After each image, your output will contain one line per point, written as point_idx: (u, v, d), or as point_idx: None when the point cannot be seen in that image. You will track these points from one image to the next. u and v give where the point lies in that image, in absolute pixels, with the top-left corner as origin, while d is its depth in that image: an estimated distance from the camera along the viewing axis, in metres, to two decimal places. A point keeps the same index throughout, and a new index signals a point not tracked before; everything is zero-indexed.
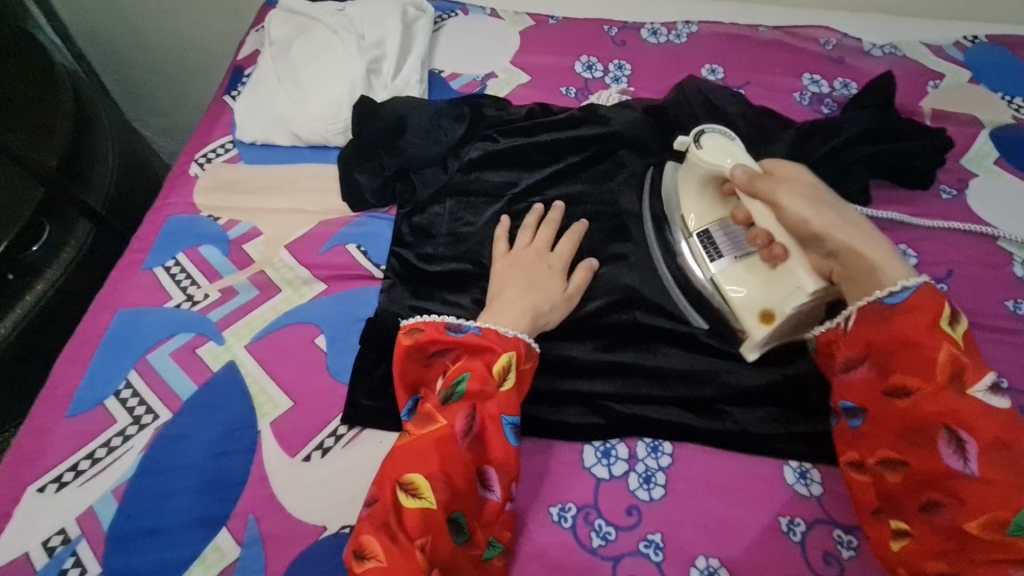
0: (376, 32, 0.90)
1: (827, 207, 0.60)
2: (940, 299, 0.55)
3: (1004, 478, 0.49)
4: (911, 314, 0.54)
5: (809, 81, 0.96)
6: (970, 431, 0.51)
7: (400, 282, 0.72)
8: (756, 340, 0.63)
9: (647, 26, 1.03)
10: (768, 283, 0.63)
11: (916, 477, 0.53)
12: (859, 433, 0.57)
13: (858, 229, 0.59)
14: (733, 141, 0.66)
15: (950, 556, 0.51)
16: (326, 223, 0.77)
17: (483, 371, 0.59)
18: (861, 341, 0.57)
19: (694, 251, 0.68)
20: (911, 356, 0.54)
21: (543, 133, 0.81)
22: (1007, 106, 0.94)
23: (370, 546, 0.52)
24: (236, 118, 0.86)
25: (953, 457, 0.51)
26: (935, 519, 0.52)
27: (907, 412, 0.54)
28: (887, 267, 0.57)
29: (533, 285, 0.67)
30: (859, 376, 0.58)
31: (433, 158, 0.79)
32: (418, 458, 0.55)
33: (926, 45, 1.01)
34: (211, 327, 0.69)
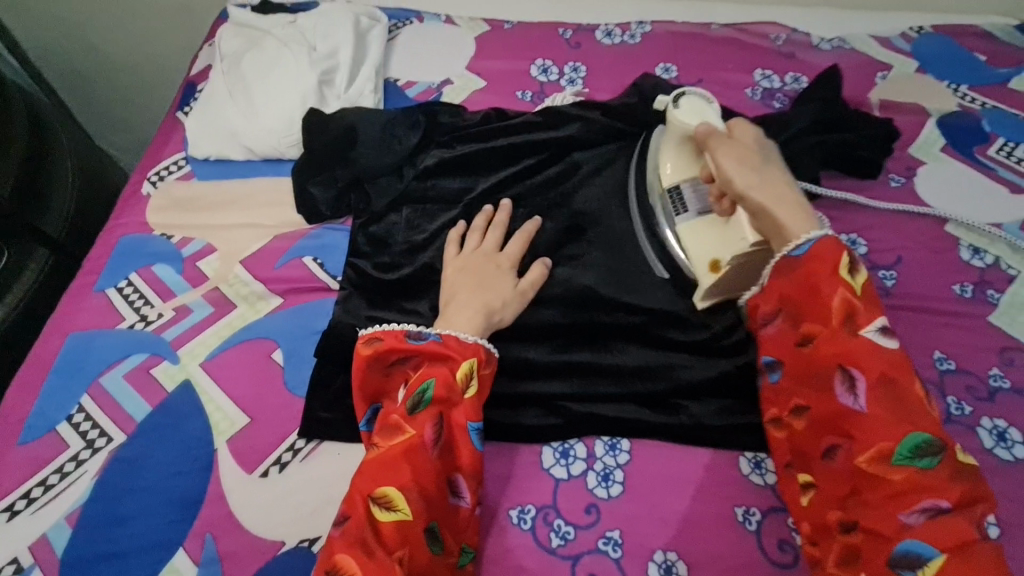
0: (328, 44, 0.90)
1: (755, 168, 0.59)
2: (841, 247, 0.55)
3: (890, 415, 0.51)
4: (811, 262, 0.56)
5: (760, 76, 0.98)
6: (860, 370, 0.52)
7: (356, 292, 0.72)
8: (704, 288, 0.67)
9: (601, 27, 1.03)
10: (718, 236, 0.65)
11: (818, 423, 0.55)
12: (775, 384, 0.59)
13: (778, 186, 0.59)
14: (710, 105, 0.67)
15: (848, 501, 0.52)
16: (282, 236, 0.77)
17: (447, 376, 0.59)
18: (775, 294, 0.59)
19: (663, 208, 0.71)
20: (812, 303, 0.55)
21: (500, 138, 0.82)
22: (953, 94, 0.97)
23: (344, 565, 0.49)
24: (188, 134, 0.85)
25: (845, 397, 0.53)
26: (835, 464, 0.54)
27: (810, 357, 0.56)
28: (800, 222, 0.57)
29: (485, 284, 0.67)
30: (774, 329, 0.60)
31: (387, 167, 0.79)
32: (391, 470, 0.54)
33: (873, 37, 1.03)
34: (166, 347, 0.69)
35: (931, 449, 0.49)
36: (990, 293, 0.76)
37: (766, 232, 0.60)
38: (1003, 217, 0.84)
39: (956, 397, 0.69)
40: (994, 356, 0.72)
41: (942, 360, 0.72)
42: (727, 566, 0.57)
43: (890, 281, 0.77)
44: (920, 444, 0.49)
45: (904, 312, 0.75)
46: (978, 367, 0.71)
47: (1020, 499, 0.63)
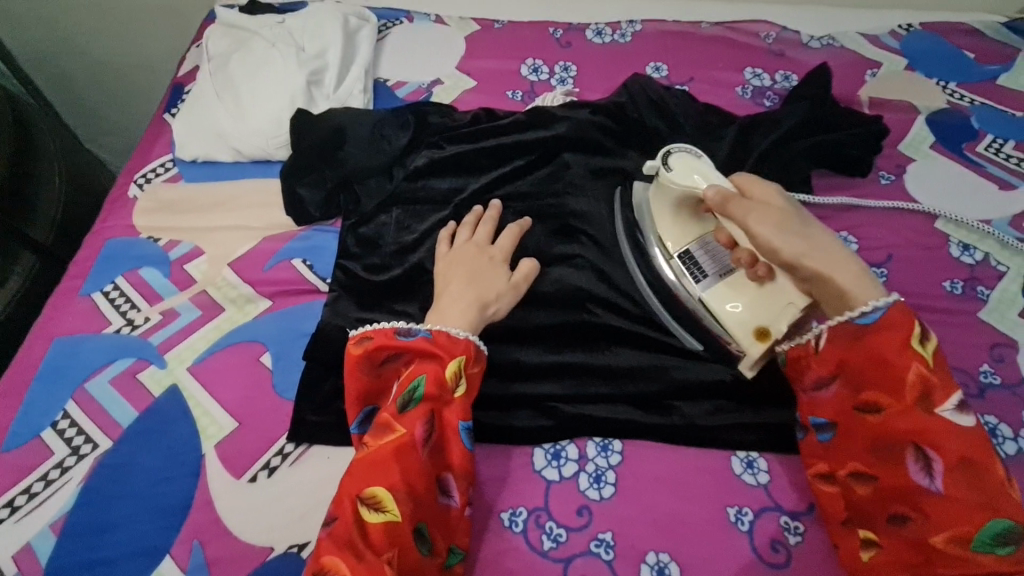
0: (316, 44, 0.89)
1: (797, 233, 0.57)
2: (911, 317, 0.54)
3: (971, 497, 0.49)
4: (885, 333, 0.54)
5: (751, 74, 0.98)
6: (938, 451, 0.51)
7: (346, 294, 0.71)
8: (750, 360, 0.62)
9: (591, 26, 1.03)
10: (760, 303, 0.61)
11: (886, 491, 0.53)
12: (828, 446, 0.57)
13: (827, 250, 0.56)
14: (701, 159, 0.64)
15: (917, 569, 0.51)
16: (271, 238, 0.76)
17: (438, 374, 0.58)
18: (833, 359, 0.57)
19: (676, 270, 0.66)
20: (884, 375, 0.53)
21: (491, 138, 0.81)
22: (942, 91, 0.97)
23: (331, 566, 0.49)
24: (175, 136, 0.85)
25: (920, 474, 0.51)
26: (902, 531, 0.52)
27: (878, 428, 0.54)
28: (864, 288, 0.55)
29: (475, 277, 0.67)
30: (831, 393, 0.57)
31: (377, 168, 0.79)
32: (380, 470, 0.53)
33: (863, 35, 1.04)
34: (152, 351, 0.68)
35: (1011, 536, 0.48)
36: (980, 290, 0.77)
37: (822, 298, 0.58)
38: (992, 214, 0.84)
39: None
40: (984, 353, 0.72)
41: None
42: (719, 567, 0.57)
43: (880, 278, 0.77)
44: (1002, 531, 0.48)
45: None
46: (968, 363, 0.71)
47: None
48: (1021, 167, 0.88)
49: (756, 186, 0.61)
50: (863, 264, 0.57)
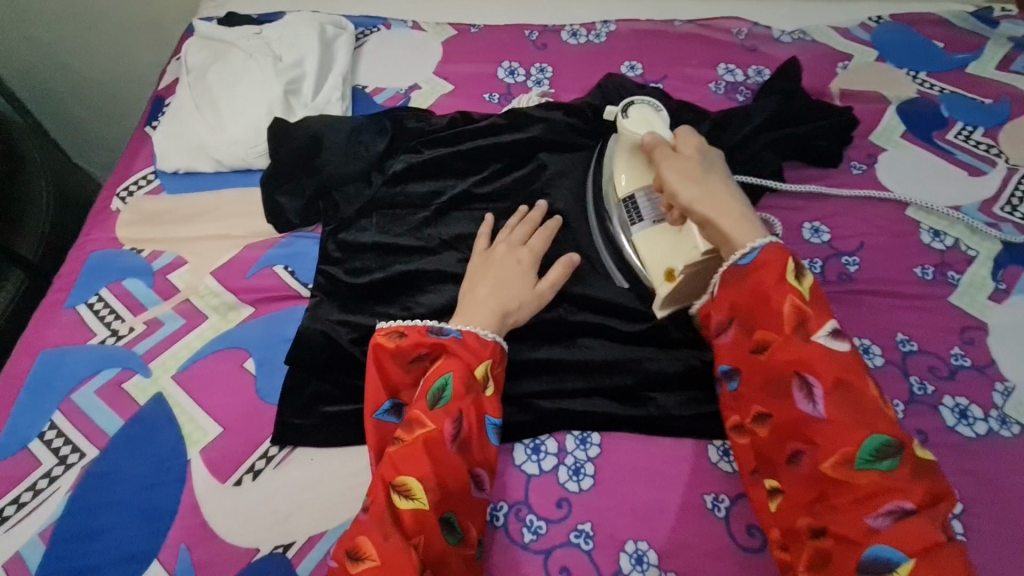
0: (294, 53, 0.90)
1: (701, 183, 0.61)
2: (786, 255, 0.56)
3: (850, 419, 0.51)
4: (760, 269, 0.56)
5: (724, 70, 1.00)
6: (816, 376, 0.52)
7: (327, 299, 0.72)
8: (661, 298, 0.65)
9: (566, 28, 1.05)
10: (671, 246, 0.65)
11: (780, 429, 0.54)
12: (736, 394, 0.58)
13: (723, 197, 0.60)
14: (658, 112, 0.69)
15: (816, 506, 0.52)
16: (252, 246, 0.78)
17: (465, 371, 0.60)
18: (725, 303, 0.59)
19: (620, 219, 0.71)
20: (765, 309, 0.55)
21: (467, 142, 0.83)
22: (912, 81, 0.99)
23: (364, 548, 0.52)
24: (156, 149, 0.86)
25: (804, 403, 0.52)
26: (800, 469, 0.53)
27: (766, 364, 0.55)
28: (742, 231, 0.58)
29: (503, 278, 0.68)
30: (728, 338, 0.59)
31: (355, 174, 0.80)
32: (410, 461, 0.55)
33: (833, 28, 1.05)
34: (138, 360, 0.69)
35: (890, 451, 0.49)
36: (950, 274, 0.78)
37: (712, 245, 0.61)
38: (962, 200, 0.85)
39: (919, 377, 0.71)
40: (955, 336, 0.74)
41: (904, 342, 0.73)
42: (696, 553, 0.58)
43: (853, 267, 0.79)
44: (880, 446, 0.49)
45: (867, 297, 0.77)
46: (939, 347, 0.73)
47: (979, 474, 0.65)
48: (990, 154, 0.90)
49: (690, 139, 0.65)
50: (751, 215, 0.60)
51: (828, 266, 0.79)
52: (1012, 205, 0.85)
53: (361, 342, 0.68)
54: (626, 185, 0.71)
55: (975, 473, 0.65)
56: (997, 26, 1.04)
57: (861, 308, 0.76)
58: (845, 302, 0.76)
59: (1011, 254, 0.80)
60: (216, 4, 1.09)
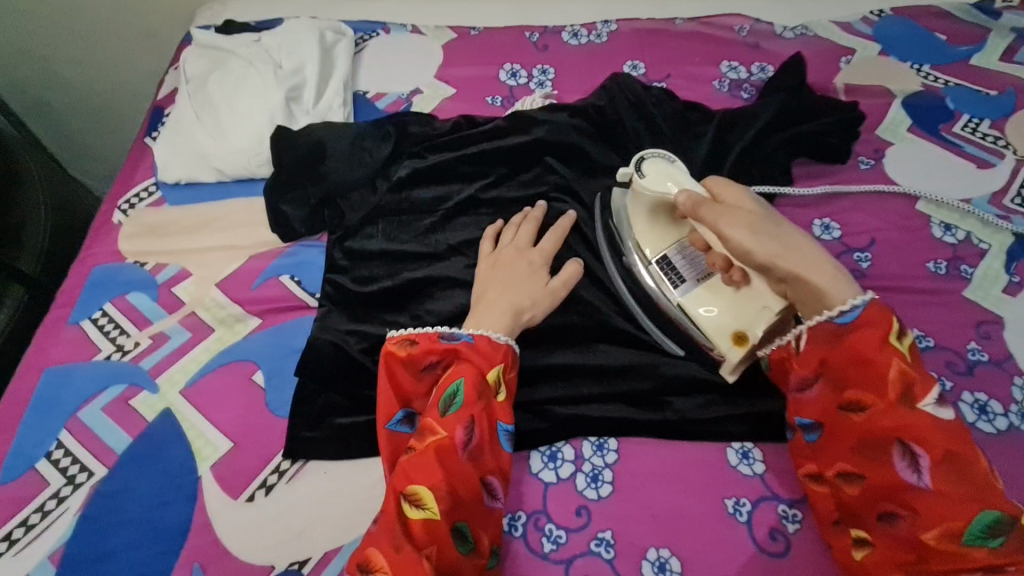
0: (294, 60, 0.89)
1: (768, 236, 0.58)
2: (889, 315, 0.55)
3: (958, 491, 0.49)
4: (862, 331, 0.55)
5: (727, 68, 0.99)
6: (922, 445, 0.51)
7: (335, 308, 0.71)
8: (731, 363, 0.63)
9: (567, 28, 1.04)
10: (738, 306, 0.62)
11: (874, 490, 0.53)
12: (815, 446, 0.57)
13: (803, 250, 0.57)
14: (674, 163, 0.66)
15: (912, 568, 0.50)
16: (257, 256, 0.77)
17: (477, 375, 0.59)
18: (815, 360, 0.57)
19: (654, 277, 0.66)
20: (864, 373, 0.54)
21: (472, 145, 0.82)
22: (916, 74, 0.98)
23: (375, 559, 0.51)
24: (157, 160, 0.85)
25: (907, 471, 0.51)
26: (894, 529, 0.52)
27: (862, 426, 0.54)
28: (838, 287, 0.56)
29: (514, 280, 0.67)
30: (815, 393, 0.57)
31: (360, 181, 0.79)
32: (422, 470, 0.54)
33: (835, 23, 1.05)
34: (144, 376, 0.68)
35: (1002, 527, 0.48)
36: (963, 268, 0.77)
37: (797, 299, 0.58)
38: (972, 193, 0.85)
39: (937, 373, 0.70)
40: (971, 331, 0.73)
41: (920, 338, 0.72)
42: (719, 558, 0.58)
43: (865, 263, 0.78)
44: (992, 522, 0.48)
45: (880, 293, 0.76)
46: (956, 342, 0.72)
47: (1001, 471, 0.64)
48: (998, 145, 0.89)
49: (726, 187, 0.63)
50: (837, 266, 0.58)
51: (840, 263, 0.78)
52: (1022, 196, 0.84)
53: (371, 351, 0.67)
54: (660, 241, 0.67)
55: (997, 469, 0.64)
56: (1000, 17, 1.03)
57: None
58: None
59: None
60: (212, 12, 1.07)
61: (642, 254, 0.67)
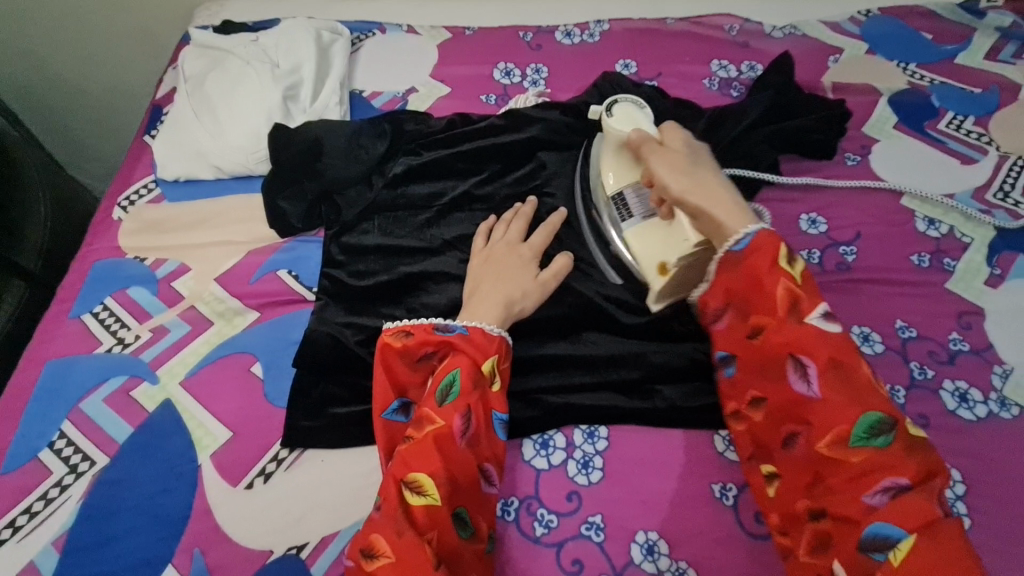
0: (291, 59, 0.91)
1: (689, 174, 0.62)
2: (777, 239, 0.58)
3: (843, 398, 0.52)
4: (754, 254, 0.58)
5: (717, 66, 1.01)
6: (810, 358, 0.54)
7: (333, 301, 0.73)
8: (655, 292, 0.67)
9: (560, 28, 1.06)
10: (667, 240, 0.66)
11: (776, 413, 0.56)
12: (730, 379, 0.60)
13: (715, 188, 0.61)
14: (641, 109, 0.69)
15: (813, 488, 0.53)
16: (255, 251, 0.78)
17: (472, 366, 0.61)
18: (721, 289, 0.60)
19: (610, 216, 0.71)
20: (758, 294, 0.57)
21: (466, 143, 0.84)
22: (902, 73, 1.00)
23: (378, 545, 0.52)
24: (156, 157, 0.86)
25: (799, 385, 0.54)
26: (796, 451, 0.54)
27: (761, 348, 0.57)
28: (734, 218, 0.60)
29: (505, 274, 0.69)
30: (724, 325, 0.61)
31: (357, 177, 0.81)
32: (421, 458, 0.55)
33: (823, 22, 1.07)
34: (145, 368, 0.69)
35: (884, 428, 0.51)
36: (946, 261, 0.79)
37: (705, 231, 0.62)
38: (955, 188, 0.87)
39: (920, 362, 0.72)
40: (953, 321, 0.75)
41: (904, 329, 0.74)
42: (706, 541, 0.59)
43: (850, 256, 0.80)
44: (874, 425, 0.51)
45: (865, 285, 0.78)
46: (938, 333, 0.74)
47: (981, 456, 0.66)
48: (981, 142, 0.91)
49: (676, 133, 0.66)
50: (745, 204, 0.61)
51: (826, 256, 0.80)
52: (1004, 191, 0.86)
53: (367, 343, 0.69)
54: (620, 180, 0.70)
55: (977, 455, 0.66)
56: (985, 17, 1.05)
57: (859, 296, 0.77)
58: (842, 292, 0.77)
59: (1004, 240, 0.81)
60: (210, 13, 1.09)
61: (600, 195, 0.72)
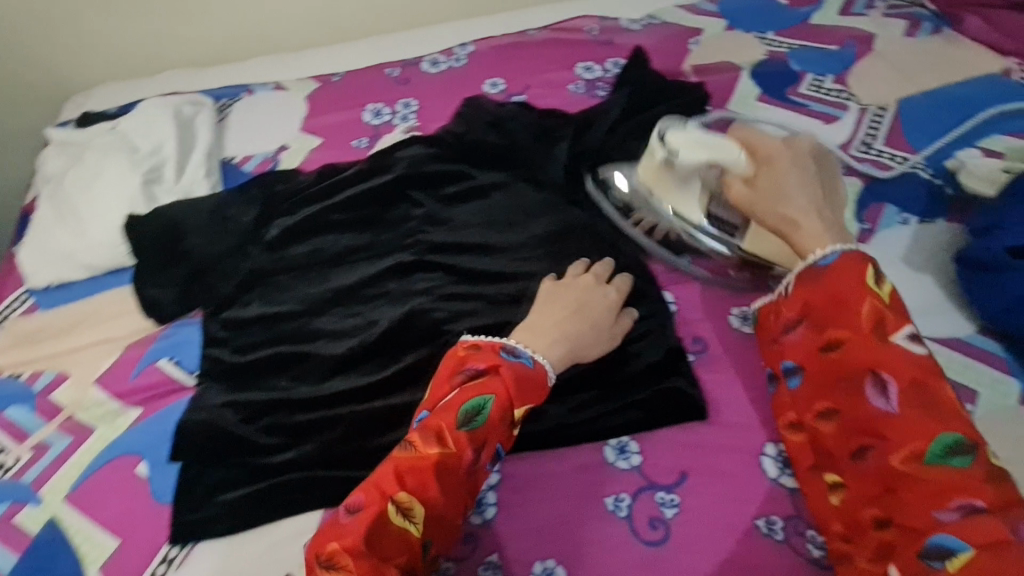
0: (151, 141, 0.90)
1: (764, 188, 0.63)
2: (864, 261, 0.56)
3: (923, 416, 0.49)
4: (834, 274, 0.56)
5: (582, 69, 1.01)
6: (891, 373, 0.51)
7: (215, 383, 0.72)
8: None
9: (426, 58, 1.06)
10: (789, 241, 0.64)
11: (848, 424, 0.54)
12: (797, 390, 0.58)
13: (799, 200, 0.61)
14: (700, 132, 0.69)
15: (882, 499, 0.50)
16: (134, 345, 0.76)
17: (505, 399, 0.57)
18: (799, 302, 0.58)
19: (709, 235, 0.71)
20: (837, 308, 0.55)
21: (340, 193, 0.85)
22: (761, 43, 1.02)
23: (341, 559, 0.48)
24: (24, 267, 0.84)
25: (877, 398, 0.52)
26: (865, 464, 0.52)
27: (838, 362, 0.55)
28: (818, 237, 0.58)
29: (584, 310, 0.69)
30: (797, 336, 0.59)
31: (228, 250, 0.80)
32: (419, 476, 0.52)
33: (679, 7, 1.09)
34: (27, 490, 0.67)
35: (963, 449, 0.47)
36: None
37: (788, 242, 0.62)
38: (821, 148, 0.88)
39: None
40: None
41: None
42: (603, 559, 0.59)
43: None
44: (954, 443, 0.48)
45: None
46: None
47: None
48: (842, 98, 0.93)
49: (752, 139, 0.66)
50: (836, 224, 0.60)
51: None
52: (867, 142, 0.88)
53: (250, 420, 0.68)
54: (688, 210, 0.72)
55: None
56: None
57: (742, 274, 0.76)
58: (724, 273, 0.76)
59: (872, 192, 0.83)
60: (75, 104, 1.07)
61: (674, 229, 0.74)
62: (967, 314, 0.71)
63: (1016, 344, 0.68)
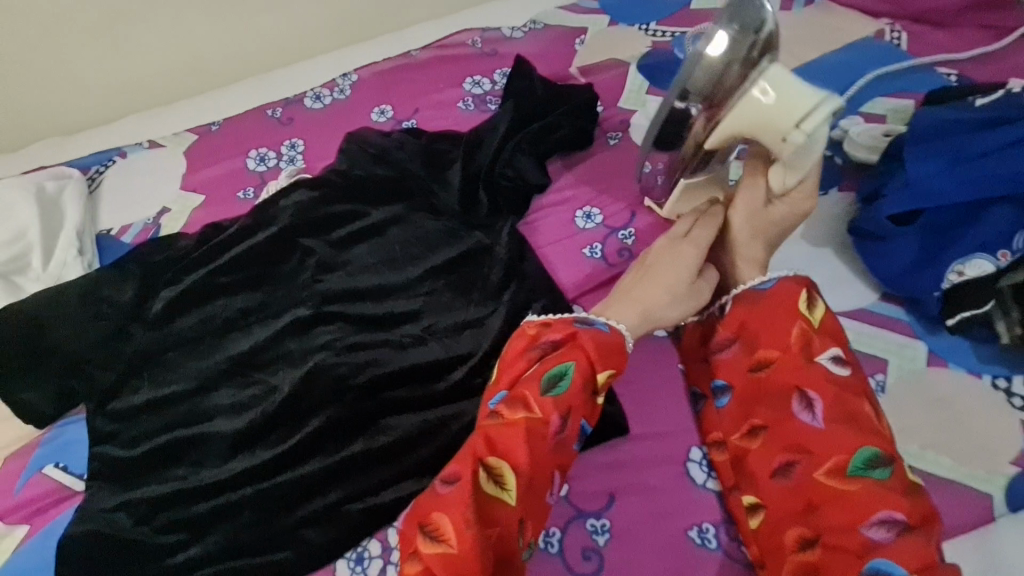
0: (11, 227, 0.83)
1: (762, 222, 0.65)
2: (799, 287, 0.59)
3: (848, 433, 0.53)
4: (772, 297, 0.60)
5: (470, 84, 0.99)
6: (816, 390, 0.55)
7: (105, 484, 0.65)
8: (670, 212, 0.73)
9: (308, 94, 1.01)
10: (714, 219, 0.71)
11: (774, 442, 0.55)
12: (725, 410, 0.60)
13: (764, 245, 0.66)
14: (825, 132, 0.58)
15: (805, 517, 0.52)
16: (15, 456, 0.69)
17: (588, 365, 0.57)
18: (735, 321, 0.61)
19: (694, 142, 0.62)
20: (770, 329, 0.59)
21: (226, 253, 0.79)
22: (644, 35, 1.01)
23: (442, 528, 0.49)
24: None
25: (804, 414, 0.55)
26: (788, 480, 0.54)
27: (764, 380, 0.57)
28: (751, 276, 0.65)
29: (670, 267, 0.65)
30: (729, 355, 0.61)
31: (106, 334, 0.74)
32: (508, 443, 0.52)
33: (561, 8, 1.07)
34: None
35: (881, 462, 0.51)
36: None
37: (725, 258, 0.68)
38: None
39: None
40: None
41: None
42: None
43: (630, 240, 0.80)
44: (872, 457, 0.51)
45: None
46: None
47: None
48: None
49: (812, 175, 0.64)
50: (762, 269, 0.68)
51: (608, 245, 0.80)
52: None
53: (146, 520, 0.63)
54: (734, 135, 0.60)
55: None
56: None
57: None
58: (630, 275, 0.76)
59: None
60: None
61: (710, 111, 0.60)
62: (869, 283, 0.72)
63: (916, 307, 0.70)
